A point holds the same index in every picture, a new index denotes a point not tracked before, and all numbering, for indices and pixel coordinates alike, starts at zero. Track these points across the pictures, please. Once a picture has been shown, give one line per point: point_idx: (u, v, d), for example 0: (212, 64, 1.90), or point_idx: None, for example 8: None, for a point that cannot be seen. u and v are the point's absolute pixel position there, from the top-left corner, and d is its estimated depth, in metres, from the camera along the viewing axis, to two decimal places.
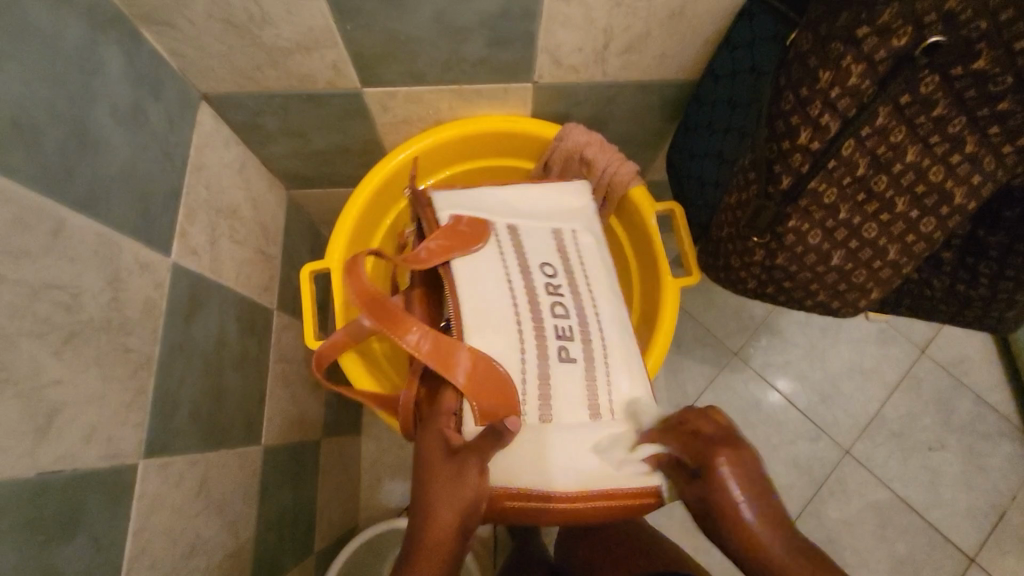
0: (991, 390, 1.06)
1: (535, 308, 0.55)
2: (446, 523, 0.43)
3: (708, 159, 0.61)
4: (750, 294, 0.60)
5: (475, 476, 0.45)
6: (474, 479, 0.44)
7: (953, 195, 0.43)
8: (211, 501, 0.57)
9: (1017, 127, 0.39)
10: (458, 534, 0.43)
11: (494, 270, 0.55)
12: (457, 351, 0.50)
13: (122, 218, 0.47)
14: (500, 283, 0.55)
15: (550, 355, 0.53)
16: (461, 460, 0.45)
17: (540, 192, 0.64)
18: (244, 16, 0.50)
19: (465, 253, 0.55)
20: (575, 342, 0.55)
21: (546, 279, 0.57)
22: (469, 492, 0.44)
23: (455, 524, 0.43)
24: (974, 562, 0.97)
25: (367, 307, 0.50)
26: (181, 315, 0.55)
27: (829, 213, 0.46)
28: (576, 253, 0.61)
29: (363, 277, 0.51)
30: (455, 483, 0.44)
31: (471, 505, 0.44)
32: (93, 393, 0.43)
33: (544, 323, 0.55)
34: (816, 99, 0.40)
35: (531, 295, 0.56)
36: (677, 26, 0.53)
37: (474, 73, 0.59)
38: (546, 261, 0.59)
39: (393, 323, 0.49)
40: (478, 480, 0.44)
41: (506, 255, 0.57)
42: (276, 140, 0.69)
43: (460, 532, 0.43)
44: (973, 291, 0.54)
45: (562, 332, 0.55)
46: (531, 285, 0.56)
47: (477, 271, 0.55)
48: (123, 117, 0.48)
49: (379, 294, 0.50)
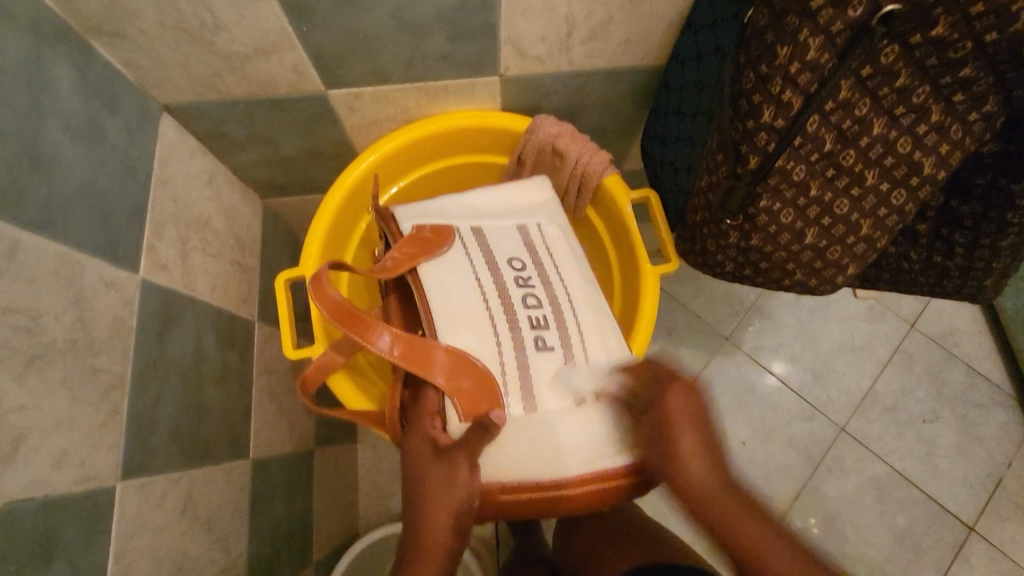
0: (981, 359, 1.06)
1: (508, 302, 0.54)
2: (442, 517, 0.43)
3: (680, 144, 0.60)
4: (729, 277, 0.60)
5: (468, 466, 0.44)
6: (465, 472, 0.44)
7: (922, 166, 0.43)
8: (198, 518, 0.57)
9: (981, 92, 0.39)
10: (452, 527, 0.43)
11: (462, 271, 0.55)
12: (432, 349, 0.48)
13: (84, 236, 0.46)
14: (470, 283, 0.55)
15: (526, 347, 0.52)
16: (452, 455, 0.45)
17: (501, 192, 0.64)
18: (195, 23, 0.49)
19: (431, 258, 0.55)
20: (551, 331, 0.54)
21: (514, 273, 0.57)
22: (462, 490, 0.44)
23: (454, 517, 0.43)
24: (974, 530, 0.98)
25: (340, 320, 0.48)
26: (154, 332, 0.54)
27: (800, 190, 0.45)
28: (544, 246, 0.61)
29: (333, 294, 0.49)
30: (446, 480, 0.44)
31: (465, 499, 0.44)
32: (61, 417, 0.42)
33: (517, 315, 0.54)
34: (777, 76, 0.39)
35: (502, 290, 0.55)
36: (638, 9, 0.52)
37: (438, 69, 0.58)
38: (515, 257, 0.58)
39: (364, 329, 0.47)
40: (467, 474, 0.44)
41: (472, 254, 0.57)
42: (244, 149, 0.68)
43: (458, 525, 0.43)
44: (951, 262, 0.54)
45: (538, 323, 0.54)
46: (501, 282, 0.56)
47: (443, 275, 0.55)
48: (78, 133, 0.47)
49: (351, 306, 0.48)
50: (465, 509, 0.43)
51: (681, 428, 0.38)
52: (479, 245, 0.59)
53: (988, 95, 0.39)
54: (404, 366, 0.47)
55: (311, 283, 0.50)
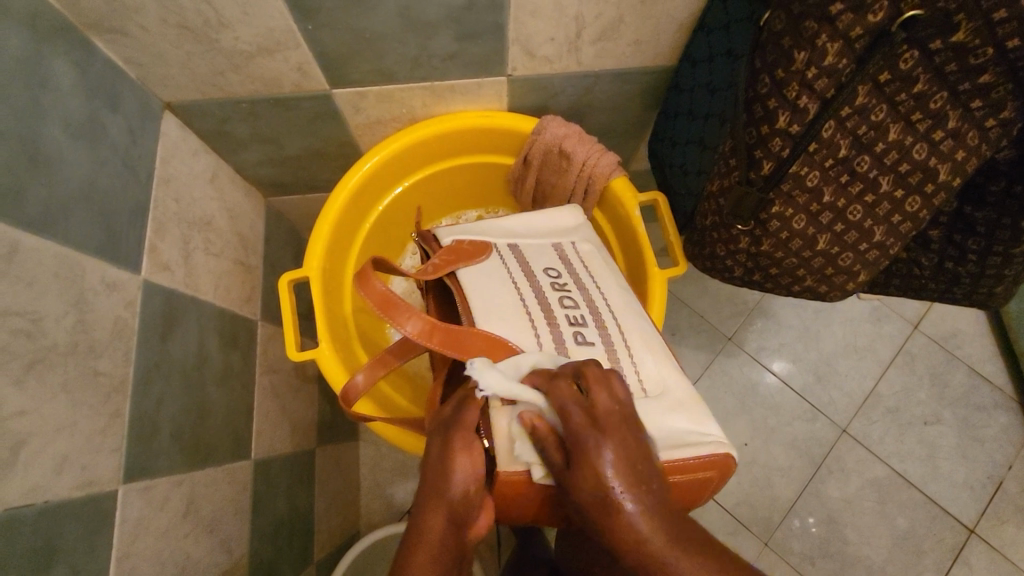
0: (983, 361, 1.06)
1: (544, 303, 0.53)
2: (435, 532, 0.36)
3: (690, 147, 0.59)
4: (738, 282, 0.59)
5: (465, 464, 0.37)
6: (463, 471, 0.37)
7: (938, 173, 0.42)
8: (200, 520, 0.56)
9: (1000, 98, 0.38)
10: (449, 540, 0.36)
11: (500, 278, 0.54)
12: (471, 335, 0.46)
13: (85, 236, 0.45)
14: (506, 286, 0.53)
15: (567, 344, 0.49)
16: (444, 453, 0.38)
17: (534, 214, 0.64)
18: (198, 20, 0.48)
19: (470, 265, 0.55)
20: (590, 328, 0.52)
21: (551, 280, 0.56)
22: (459, 495, 0.37)
23: (443, 532, 0.36)
24: (974, 533, 0.98)
25: (385, 311, 0.48)
26: (156, 333, 0.53)
27: (812, 196, 0.45)
28: (578, 259, 0.60)
29: (375, 279, 0.50)
30: (443, 484, 0.37)
31: (462, 507, 0.37)
32: (63, 421, 0.41)
33: (554, 312, 0.52)
34: (793, 81, 0.39)
35: (538, 294, 0.54)
36: (650, 10, 0.51)
37: (445, 69, 0.57)
38: (550, 266, 0.58)
39: (409, 318, 0.47)
40: (467, 473, 0.37)
41: (508, 263, 0.57)
42: (247, 147, 0.67)
43: (458, 534, 0.37)
44: (962, 268, 0.53)
45: (575, 320, 0.52)
46: (538, 286, 0.55)
47: (483, 279, 0.54)
48: (78, 132, 0.46)
49: (397, 298, 0.49)
50: (464, 519, 0.37)
51: (613, 485, 0.33)
52: (513, 256, 0.58)
53: (1007, 102, 0.38)
54: (441, 351, 0.46)
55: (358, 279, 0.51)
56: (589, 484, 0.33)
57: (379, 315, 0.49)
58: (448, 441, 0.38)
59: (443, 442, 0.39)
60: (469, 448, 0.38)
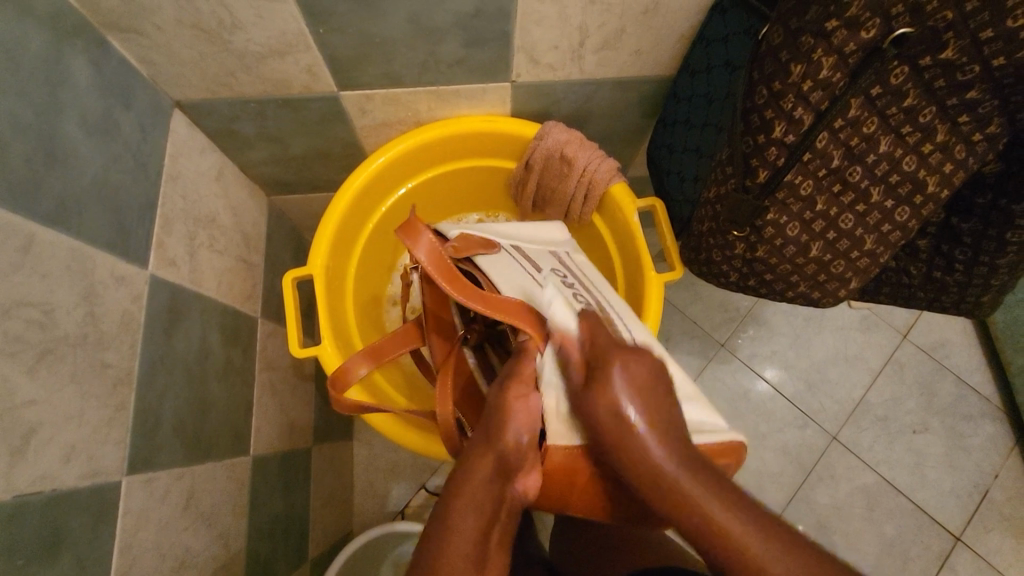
0: (971, 371, 1.08)
1: (558, 297, 0.50)
2: (488, 477, 0.38)
3: (688, 155, 0.61)
4: (732, 286, 0.61)
5: (521, 410, 0.42)
6: (518, 416, 0.41)
7: (926, 184, 0.44)
8: (200, 513, 0.57)
9: (986, 114, 0.40)
10: (499, 484, 0.38)
11: (511, 271, 0.53)
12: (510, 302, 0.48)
13: (96, 230, 0.46)
14: (524, 276, 0.53)
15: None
16: (500, 403, 0.42)
17: (526, 223, 0.66)
18: (213, 21, 0.49)
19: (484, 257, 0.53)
20: (602, 325, 0.50)
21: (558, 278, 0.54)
22: (512, 441, 0.40)
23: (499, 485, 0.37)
24: (960, 540, 0.99)
25: (437, 272, 0.49)
26: (161, 327, 0.54)
27: (806, 204, 0.46)
28: (576, 267, 0.61)
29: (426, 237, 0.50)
30: (498, 431, 0.40)
31: (513, 454, 0.40)
32: (71, 411, 0.42)
33: (569, 307, 0.50)
34: (789, 93, 0.40)
35: (549, 288, 0.52)
36: (652, 22, 0.53)
37: (451, 74, 0.59)
38: (555, 266, 0.57)
39: (455, 283, 0.48)
40: (522, 419, 0.41)
41: (516, 260, 0.56)
42: (253, 146, 0.68)
43: (507, 484, 0.39)
44: (949, 278, 0.55)
45: (588, 316, 0.50)
46: (548, 282, 0.53)
47: (495, 272, 0.52)
48: (93, 128, 0.47)
49: (446, 260, 0.50)
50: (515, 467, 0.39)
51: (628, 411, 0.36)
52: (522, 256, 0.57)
53: (992, 117, 0.40)
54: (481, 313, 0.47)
55: (403, 234, 0.51)
56: (607, 415, 0.36)
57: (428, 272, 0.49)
58: (504, 391, 0.43)
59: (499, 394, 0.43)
60: (526, 398, 0.42)
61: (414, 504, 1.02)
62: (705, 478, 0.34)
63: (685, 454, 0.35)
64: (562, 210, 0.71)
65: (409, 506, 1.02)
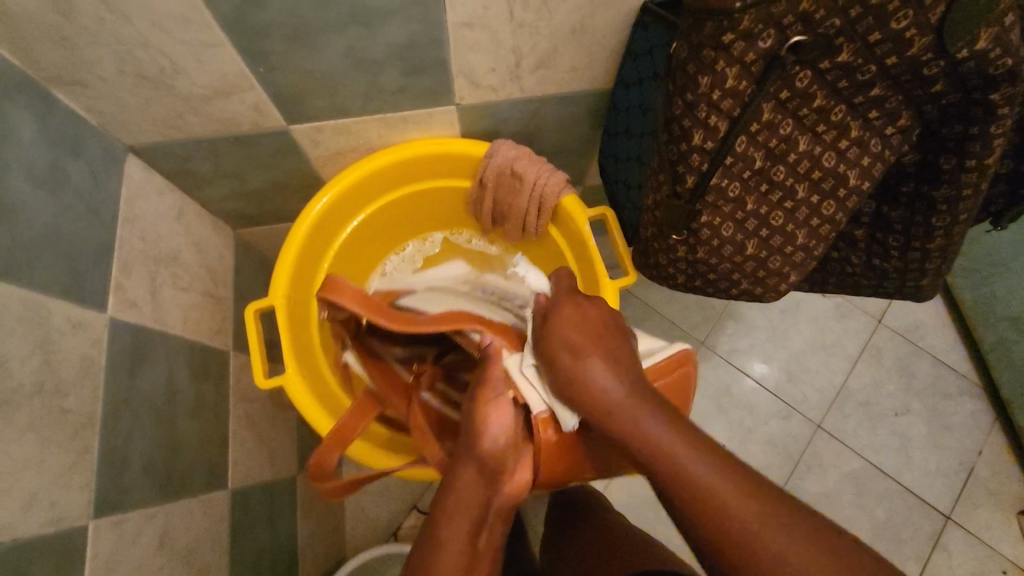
0: (946, 350, 1.09)
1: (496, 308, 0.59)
2: (472, 485, 0.41)
3: (631, 163, 0.63)
4: (683, 289, 0.62)
5: (497, 417, 0.43)
6: (494, 421, 0.42)
7: (847, 177, 0.46)
8: (176, 551, 0.57)
9: (892, 108, 0.42)
10: (483, 485, 0.41)
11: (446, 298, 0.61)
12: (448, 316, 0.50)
13: (47, 278, 0.47)
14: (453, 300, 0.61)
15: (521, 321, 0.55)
16: (476, 408, 0.44)
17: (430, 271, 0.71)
18: (154, 68, 0.50)
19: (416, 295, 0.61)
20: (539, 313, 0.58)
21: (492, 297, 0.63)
22: (491, 443, 0.42)
23: (478, 490, 0.41)
24: (950, 519, 1.01)
25: (369, 312, 0.50)
26: (124, 369, 0.54)
27: (736, 205, 0.48)
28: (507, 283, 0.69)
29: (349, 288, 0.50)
30: (476, 436, 0.42)
31: (492, 458, 0.41)
32: (28, 459, 0.43)
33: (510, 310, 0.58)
34: (701, 102, 0.42)
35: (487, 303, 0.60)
36: (581, 40, 0.55)
37: (396, 102, 0.60)
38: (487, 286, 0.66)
39: (386, 314, 0.50)
40: (501, 423, 0.42)
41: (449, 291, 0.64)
42: (212, 183, 0.69)
43: (491, 485, 0.41)
44: (888, 264, 0.57)
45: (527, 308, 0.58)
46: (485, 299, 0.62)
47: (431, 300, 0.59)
48: (40, 180, 0.49)
49: (372, 297, 0.51)
50: (497, 467, 0.41)
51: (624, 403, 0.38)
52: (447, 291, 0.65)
53: (899, 110, 0.42)
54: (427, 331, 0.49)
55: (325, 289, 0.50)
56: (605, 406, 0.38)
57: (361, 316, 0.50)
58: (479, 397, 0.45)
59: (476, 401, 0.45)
60: (500, 403, 0.43)
61: (408, 524, 1.03)
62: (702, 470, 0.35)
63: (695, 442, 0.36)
64: (518, 225, 0.73)
65: (401, 527, 1.02)
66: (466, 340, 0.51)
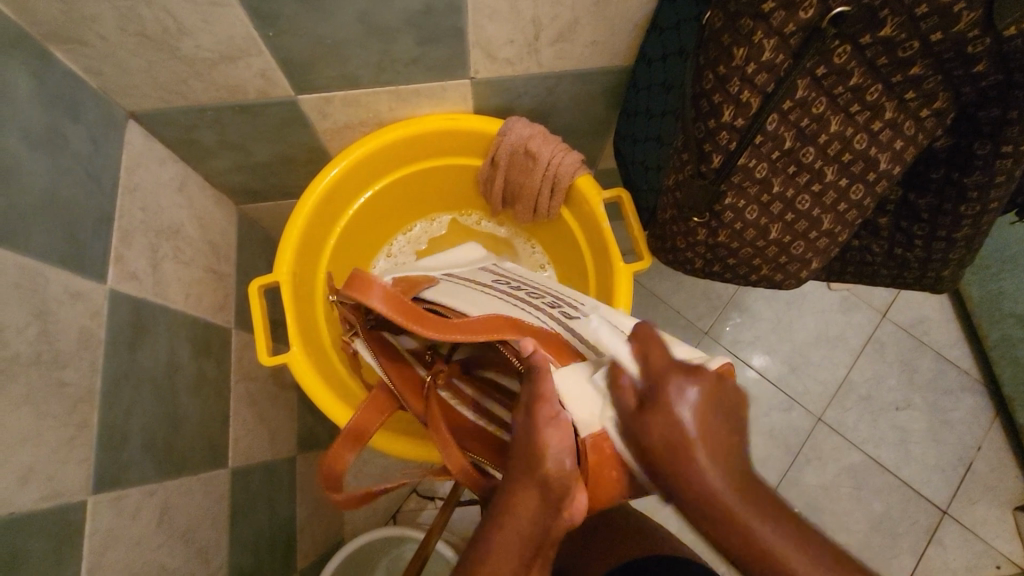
0: (950, 346, 1.09)
1: (519, 298, 0.54)
2: (531, 517, 0.32)
3: (650, 144, 0.61)
4: (700, 274, 0.61)
5: (556, 433, 0.33)
6: (554, 440, 0.33)
7: (878, 162, 0.45)
8: (175, 529, 0.56)
9: (931, 89, 0.40)
10: (546, 518, 0.32)
11: (465, 288, 0.55)
12: (489, 321, 0.42)
13: (46, 246, 0.46)
14: (477, 292, 0.54)
15: (561, 319, 0.49)
16: (529, 420, 0.34)
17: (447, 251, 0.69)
18: (158, 28, 0.48)
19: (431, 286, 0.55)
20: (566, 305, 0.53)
21: (508, 286, 0.59)
22: (555, 466, 0.33)
23: (534, 514, 0.32)
24: (947, 513, 1.01)
25: (396, 313, 0.42)
26: (125, 342, 0.53)
27: (762, 187, 0.46)
28: (512, 272, 0.66)
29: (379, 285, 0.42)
30: (533, 454, 0.33)
31: (557, 485, 0.32)
32: (26, 431, 0.41)
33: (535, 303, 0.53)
34: (734, 76, 0.40)
35: (508, 293, 0.56)
36: (604, 13, 0.53)
37: (408, 73, 0.58)
38: (497, 276, 0.62)
39: (415, 317, 0.42)
40: (560, 439, 0.33)
41: (460, 280, 0.59)
42: (215, 154, 0.67)
43: (556, 514, 0.32)
44: (910, 254, 0.56)
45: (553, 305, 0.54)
46: (505, 289, 0.57)
47: (448, 290, 0.53)
48: (37, 142, 0.46)
49: (399, 293, 0.43)
50: (563, 489, 0.32)
51: (691, 433, 0.29)
52: (462, 278, 0.60)
53: (938, 92, 0.41)
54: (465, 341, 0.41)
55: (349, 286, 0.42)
56: (671, 421, 0.30)
57: (388, 317, 0.42)
58: (530, 411, 0.35)
59: (528, 415, 0.35)
60: (559, 419, 0.34)
61: (406, 507, 1.02)
62: (768, 516, 0.28)
63: (765, 497, 0.28)
64: (530, 206, 0.71)
65: (401, 509, 1.01)
66: (510, 353, 0.43)
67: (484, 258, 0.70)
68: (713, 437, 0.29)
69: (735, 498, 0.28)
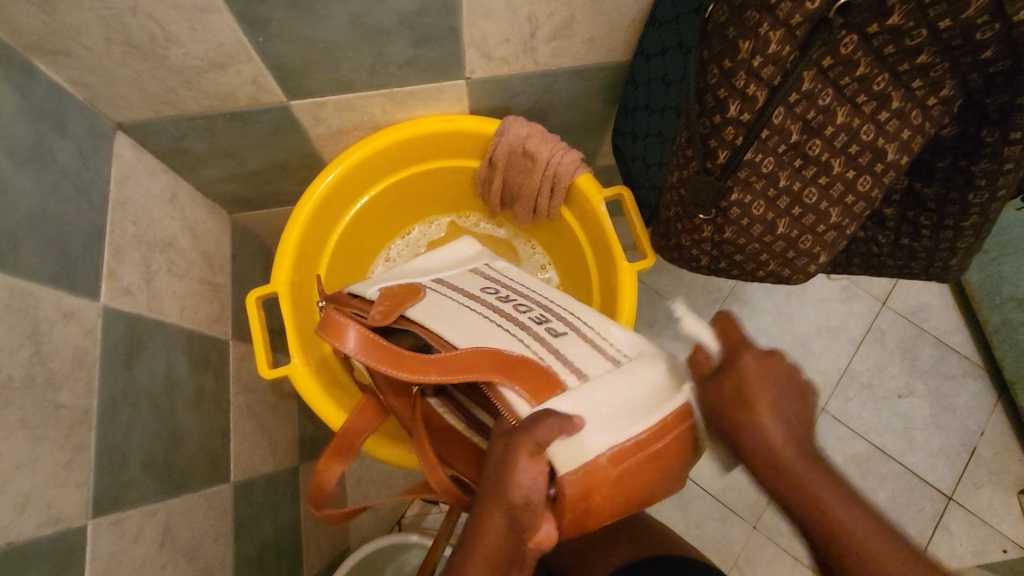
0: (950, 332, 1.08)
1: (506, 312, 0.53)
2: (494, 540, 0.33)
3: (650, 141, 0.61)
4: (705, 271, 0.60)
5: (529, 471, 0.33)
6: (525, 477, 0.33)
7: (886, 152, 0.44)
8: (178, 548, 0.55)
9: (938, 77, 0.40)
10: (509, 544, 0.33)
11: (450, 304, 0.53)
12: (469, 358, 0.43)
13: (37, 265, 0.44)
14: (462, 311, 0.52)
15: (544, 338, 0.48)
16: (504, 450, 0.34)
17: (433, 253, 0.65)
18: (144, 37, 0.47)
19: (413, 303, 0.52)
20: (554, 321, 0.51)
21: (493, 295, 0.57)
22: (522, 498, 0.33)
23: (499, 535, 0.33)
24: (952, 500, 1.01)
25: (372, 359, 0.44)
26: (120, 360, 0.51)
27: (768, 181, 0.46)
28: (502, 274, 0.63)
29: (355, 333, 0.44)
30: (501, 484, 0.33)
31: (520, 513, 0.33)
32: (22, 457, 0.40)
33: (522, 318, 0.52)
34: (740, 70, 0.39)
35: (494, 308, 0.54)
36: (600, 8, 0.52)
37: (402, 75, 0.57)
38: (487, 284, 0.59)
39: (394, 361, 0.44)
40: (531, 475, 0.33)
41: (443, 288, 0.57)
42: (207, 164, 0.66)
43: (519, 541, 0.33)
44: (917, 244, 0.55)
45: (540, 319, 0.52)
46: (490, 302, 0.55)
47: (434, 309, 0.51)
48: (24, 160, 0.45)
49: (376, 338, 0.44)
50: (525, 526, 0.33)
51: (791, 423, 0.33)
52: (449, 287, 0.58)
53: (945, 80, 0.40)
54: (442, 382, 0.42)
55: (327, 334, 0.45)
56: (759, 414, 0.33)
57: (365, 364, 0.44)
58: (510, 442, 0.34)
59: (503, 445, 0.34)
60: (535, 455, 0.33)
61: (411, 513, 1.01)
62: (834, 491, 0.31)
63: (839, 487, 0.31)
64: (529, 207, 0.70)
65: (405, 515, 1.00)
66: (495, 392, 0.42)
67: (477, 257, 0.66)
68: (787, 428, 0.33)
69: (806, 472, 0.32)
